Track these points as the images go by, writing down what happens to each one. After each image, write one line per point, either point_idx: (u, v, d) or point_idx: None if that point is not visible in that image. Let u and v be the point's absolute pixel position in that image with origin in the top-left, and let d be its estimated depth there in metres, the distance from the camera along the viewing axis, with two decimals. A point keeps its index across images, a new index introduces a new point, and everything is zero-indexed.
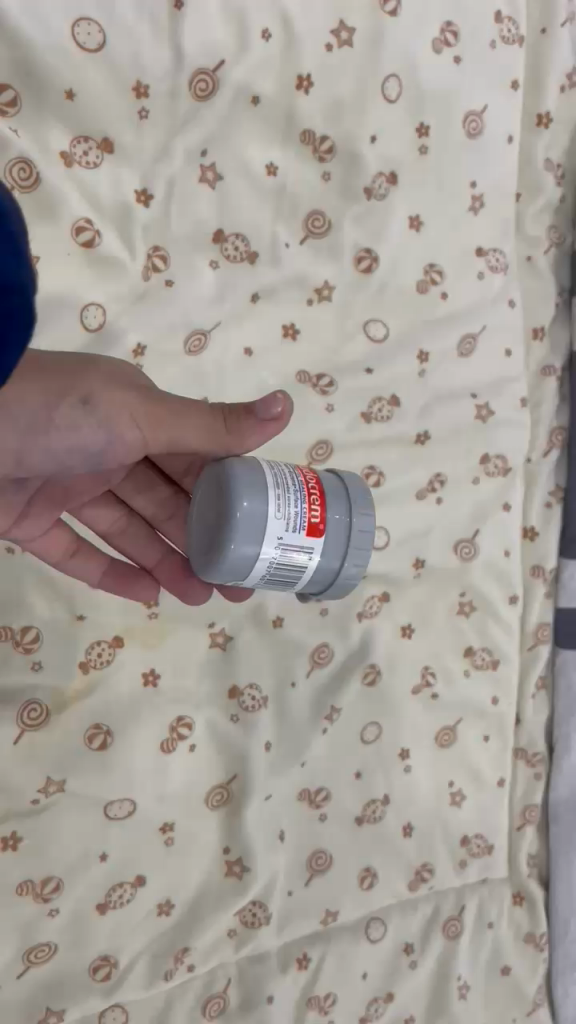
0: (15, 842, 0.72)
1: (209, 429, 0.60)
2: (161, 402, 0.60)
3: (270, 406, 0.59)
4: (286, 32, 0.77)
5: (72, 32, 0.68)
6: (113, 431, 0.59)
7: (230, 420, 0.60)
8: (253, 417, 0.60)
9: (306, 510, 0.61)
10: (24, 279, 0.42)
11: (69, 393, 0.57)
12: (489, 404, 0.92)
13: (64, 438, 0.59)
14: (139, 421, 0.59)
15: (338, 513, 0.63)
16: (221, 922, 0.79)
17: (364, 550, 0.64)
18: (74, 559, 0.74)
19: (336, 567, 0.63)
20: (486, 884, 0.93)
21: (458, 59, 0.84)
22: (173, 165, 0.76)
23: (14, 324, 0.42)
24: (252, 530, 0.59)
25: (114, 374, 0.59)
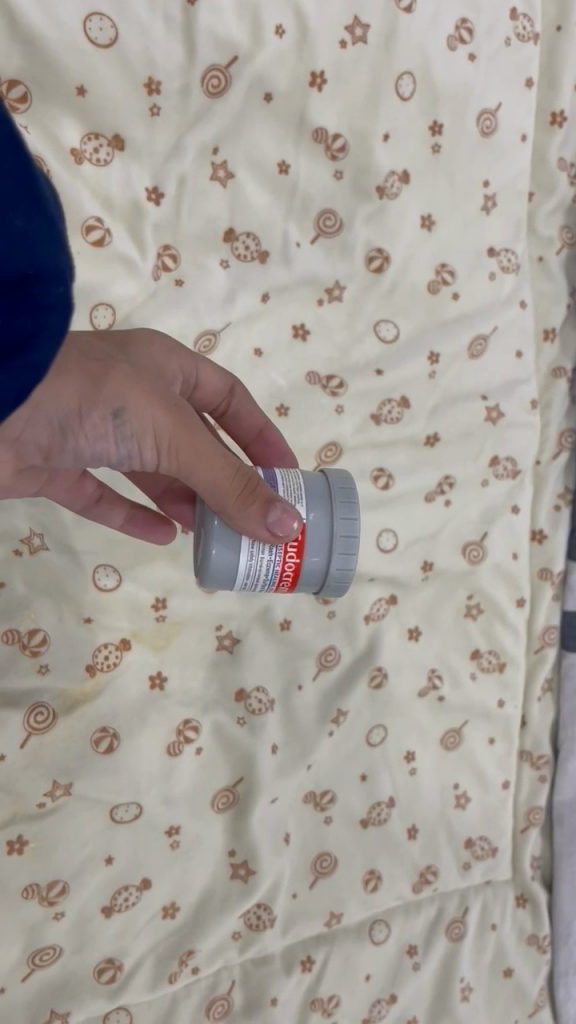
0: (21, 844, 0.71)
1: (225, 483, 0.55)
2: (187, 430, 0.54)
3: (283, 525, 0.56)
4: (300, 27, 0.75)
5: (84, 27, 0.67)
6: (133, 454, 0.53)
7: (248, 493, 0.56)
8: (266, 509, 0.56)
9: (279, 567, 0.60)
10: (64, 263, 0.40)
11: (103, 404, 0.50)
12: (499, 405, 0.91)
13: (85, 448, 0.52)
14: (161, 449, 0.53)
15: (318, 523, 0.61)
16: (226, 924, 0.78)
17: (350, 552, 0.62)
18: (98, 506, 0.72)
19: (323, 571, 0.62)
20: (490, 886, 0.92)
21: (472, 57, 0.83)
22: (184, 162, 0.75)
23: (56, 309, 0.40)
24: (220, 575, 0.59)
25: (148, 389, 0.52)
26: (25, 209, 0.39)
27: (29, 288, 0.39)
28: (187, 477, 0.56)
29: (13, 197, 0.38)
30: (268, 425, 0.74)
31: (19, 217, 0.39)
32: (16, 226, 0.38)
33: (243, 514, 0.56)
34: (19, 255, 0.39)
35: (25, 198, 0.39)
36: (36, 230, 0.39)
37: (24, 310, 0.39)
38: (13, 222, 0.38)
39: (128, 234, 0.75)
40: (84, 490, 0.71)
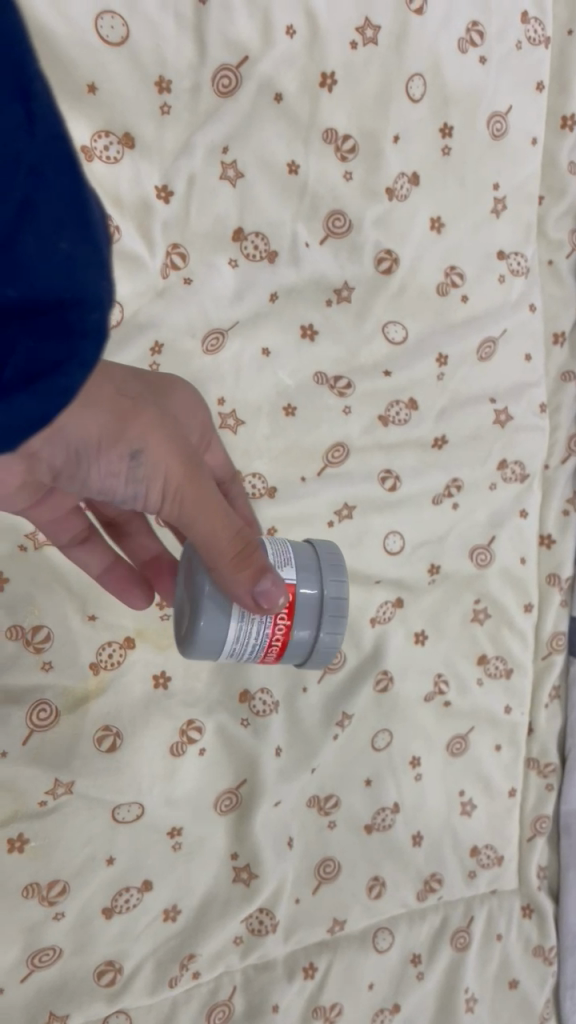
0: (21, 842, 0.70)
1: (221, 549, 0.54)
2: (199, 481, 0.54)
3: (271, 598, 0.54)
4: (310, 27, 0.75)
5: (96, 25, 0.68)
6: (140, 491, 0.53)
7: (240, 560, 0.54)
8: (256, 576, 0.54)
9: (267, 640, 0.58)
10: (105, 290, 0.36)
11: (122, 443, 0.50)
12: (508, 410, 0.91)
13: (96, 475, 0.52)
14: (168, 494, 0.54)
15: (308, 590, 0.59)
16: (228, 929, 0.78)
17: (339, 626, 0.60)
18: (80, 547, 0.71)
19: (312, 639, 0.59)
20: (496, 896, 0.91)
21: (483, 59, 0.83)
22: (194, 160, 0.75)
23: (91, 338, 0.36)
24: (213, 645, 0.57)
25: (170, 434, 0.52)
26: (70, 232, 0.35)
27: (64, 313, 0.35)
28: (186, 527, 0.55)
29: (59, 217, 0.35)
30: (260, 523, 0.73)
31: (64, 241, 0.35)
32: (57, 250, 0.34)
33: (233, 578, 0.54)
34: (57, 281, 0.35)
35: (72, 222, 0.35)
36: (80, 254, 0.35)
37: (55, 336, 0.35)
38: (58, 244, 0.34)
39: (137, 230, 0.75)
40: (71, 527, 0.70)
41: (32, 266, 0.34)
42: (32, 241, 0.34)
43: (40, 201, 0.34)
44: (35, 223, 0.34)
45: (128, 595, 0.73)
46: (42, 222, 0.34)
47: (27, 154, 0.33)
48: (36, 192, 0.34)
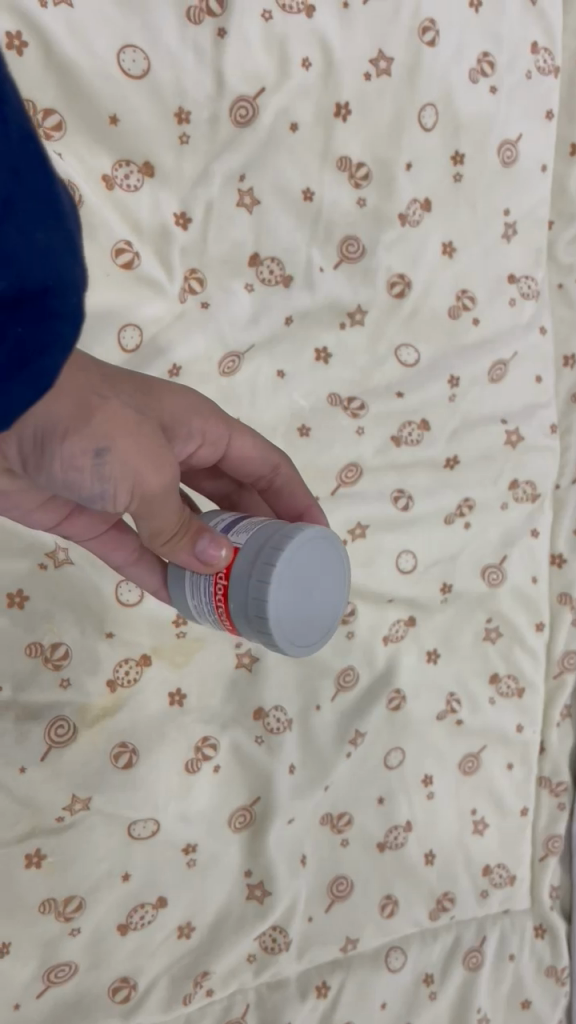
0: (39, 858, 0.71)
1: (165, 532, 0.56)
2: (165, 486, 0.53)
3: (210, 556, 0.57)
4: (325, 59, 0.77)
5: (118, 60, 0.70)
6: (106, 491, 0.51)
7: (173, 540, 0.57)
8: (196, 544, 0.57)
9: (213, 612, 0.60)
10: (78, 276, 0.38)
11: (89, 440, 0.48)
12: (519, 430, 0.93)
13: (62, 472, 0.49)
14: (135, 493, 0.52)
15: (241, 567, 0.57)
16: (242, 946, 0.78)
17: (264, 609, 0.56)
18: (137, 563, 0.70)
19: (242, 617, 0.57)
20: (508, 916, 0.91)
21: (493, 89, 0.85)
22: (212, 188, 0.77)
23: (70, 321, 0.38)
24: (184, 605, 0.63)
25: (144, 437, 0.50)
26: (46, 222, 0.37)
27: (46, 299, 0.37)
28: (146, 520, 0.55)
29: (35, 208, 0.36)
30: (316, 502, 0.74)
31: (40, 230, 0.36)
32: (36, 237, 0.36)
33: (173, 546, 0.57)
34: (38, 266, 0.36)
35: (45, 211, 0.37)
36: (56, 243, 0.37)
37: (40, 321, 0.36)
38: (35, 233, 0.36)
39: (156, 256, 0.77)
40: (120, 547, 0.69)
41: (16, 254, 0.35)
42: (13, 232, 0.35)
43: (17, 192, 0.35)
44: (15, 214, 0.35)
45: None
46: (19, 213, 0.35)
47: (5, 153, 0.35)
48: (12, 184, 0.35)
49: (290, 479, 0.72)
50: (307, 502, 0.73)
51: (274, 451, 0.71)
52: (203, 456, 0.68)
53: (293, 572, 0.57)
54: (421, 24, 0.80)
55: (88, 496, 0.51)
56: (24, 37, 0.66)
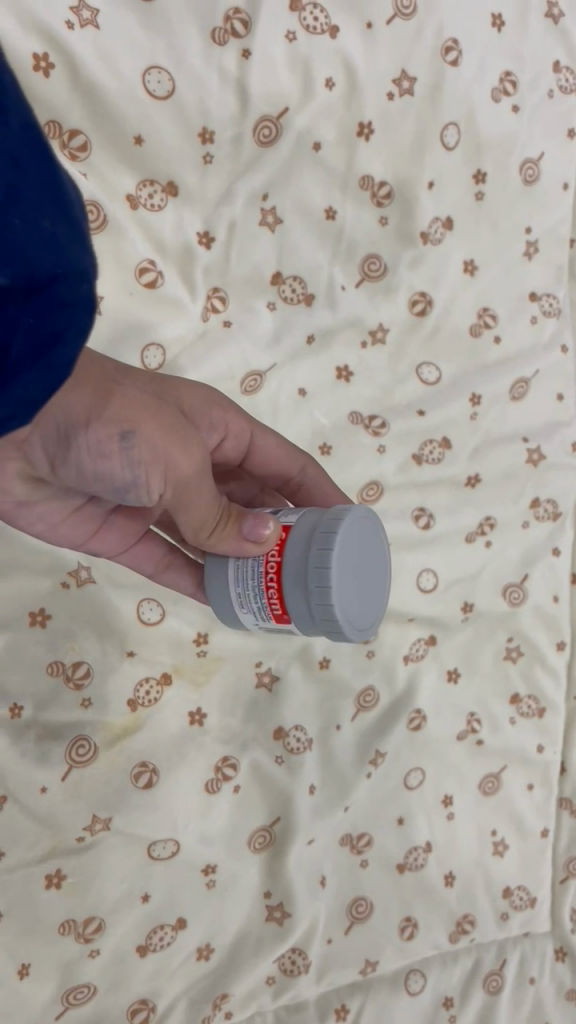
0: (58, 879, 0.70)
1: (207, 523, 0.57)
2: (196, 464, 0.53)
3: (258, 530, 0.58)
4: (349, 79, 0.77)
5: (143, 80, 0.70)
6: (138, 480, 0.51)
7: (218, 530, 0.58)
8: (238, 527, 0.58)
9: (265, 593, 0.59)
10: (87, 263, 0.38)
11: (112, 421, 0.48)
12: (540, 449, 0.92)
13: (92, 466, 0.50)
14: (169, 479, 0.52)
15: (297, 549, 0.58)
16: (261, 969, 0.76)
17: (327, 577, 0.56)
18: (167, 571, 0.71)
19: (304, 600, 0.57)
20: (529, 938, 0.89)
21: (515, 108, 0.85)
22: (235, 207, 0.77)
23: (80, 308, 0.38)
24: (229, 611, 0.63)
25: (164, 419, 0.51)
26: (51, 209, 0.37)
27: (54, 289, 0.37)
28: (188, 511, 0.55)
29: (40, 198, 0.36)
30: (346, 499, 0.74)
31: (46, 218, 0.36)
32: (42, 225, 0.36)
33: (217, 540, 0.58)
34: (44, 256, 0.36)
35: (52, 200, 0.37)
36: (61, 231, 0.37)
37: (51, 310, 0.37)
38: (41, 223, 0.36)
39: (180, 277, 0.77)
40: (149, 554, 0.70)
41: (23, 245, 0.35)
42: (18, 222, 0.35)
43: (21, 183, 0.36)
44: (21, 205, 0.35)
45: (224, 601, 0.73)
46: (25, 201, 0.36)
47: (9, 144, 0.35)
48: (17, 173, 0.35)
49: (320, 480, 0.72)
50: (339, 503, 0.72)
51: (300, 452, 0.71)
52: (227, 453, 0.68)
53: (350, 546, 0.58)
54: (444, 45, 0.80)
55: (122, 489, 0.52)
56: (50, 59, 0.67)
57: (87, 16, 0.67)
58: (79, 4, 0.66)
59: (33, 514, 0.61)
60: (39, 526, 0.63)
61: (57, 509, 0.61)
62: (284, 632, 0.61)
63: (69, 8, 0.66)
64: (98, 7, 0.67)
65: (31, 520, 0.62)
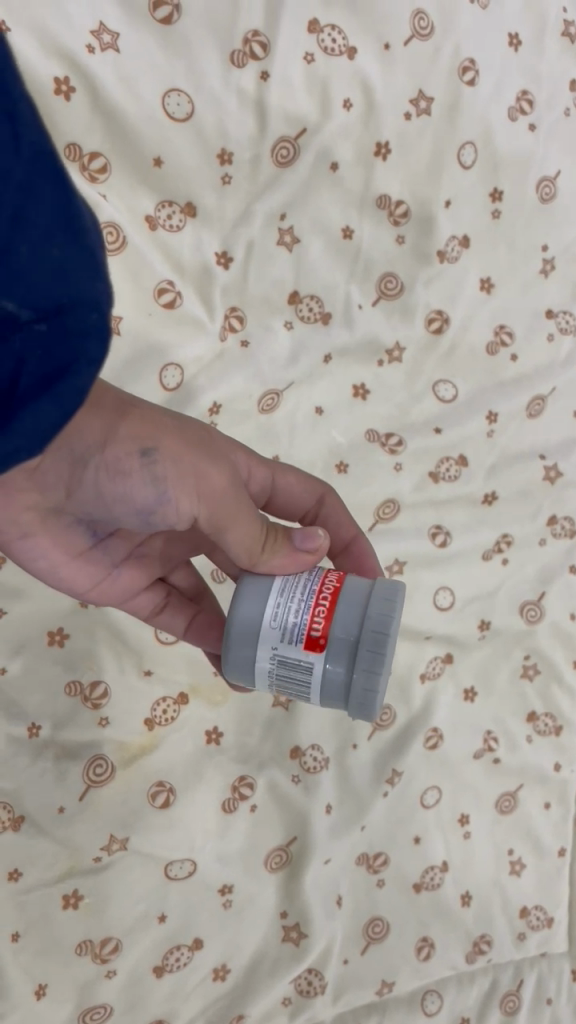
0: (76, 899, 0.70)
1: (248, 542, 0.56)
2: (225, 482, 0.54)
3: (309, 540, 0.58)
4: (366, 100, 0.78)
5: (163, 104, 0.70)
6: (165, 497, 0.51)
7: (270, 541, 0.57)
8: (289, 542, 0.58)
9: (308, 613, 0.53)
10: (101, 291, 0.38)
11: (134, 441, 0.49)
12: (557, 466, 0.92)
13: (110, 488, 0.50)
14: (199, 496, 0.52)
15: (355, 589, 0.55)
16: (277, 990, 0.74)
17: (390, 604, 0.54)
18: (162, 613, 0.70)
19: (355, 632, 0.53)
20: (546, 959, 0.87)
21: (532, 127, 0.85)
22: (253, 228, 0.78)
23: (91, 336, 0.37)
24: (245, 647, 0.54)
25: (185, 440, 0.52)
26: (62, 237, 0.37)
27: (63, 318, 0.37)
28: (222, 532, 0.55)
29: (49, 226, 0.36)
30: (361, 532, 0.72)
31: (55, 247, 0.36)
32: (49, 254, 0.36)
33: (269, 557, 0.56)
34: (52, 285, 0.36)
35: (62, 228, 0.37)
36: (71, 259, 0.37)
37: (60, 338, 0.37)
38: (49, 251, 0.36)
39: (198, 297, 0.78)
40: (148, 598, 0.69)
41: (28, 276, 0.36)
42: (24, 253, 0.36)
43: (30, 212, 0.36)
44: (26, 235, 0.36)
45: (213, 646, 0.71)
46: (32, 231, 0.36)
47: (15, 174, 0.35)
48: (25, 204, 0.35)
49: (336, 511, 0.70)
50: (354, 533, 0.71)
51: (317, 482, 0.70)
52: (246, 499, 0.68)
53: (400, 612, 0.56)
54: (461, 64, 0.80)
55: (147, 508, 0.52)
56: (71, 83, 0.67)
57: (107, 39, 0.67)
58: (100, 27, 0.67)
59: (35, 552, 0.59)
60: (38, 566, 0.61)
61: (59, 549, 0.60)
62: (302, 669, 0.53)
63: (90, 32, 0.67)
64: (119, 31, 0.67)
65: (32, 560, 0.59)
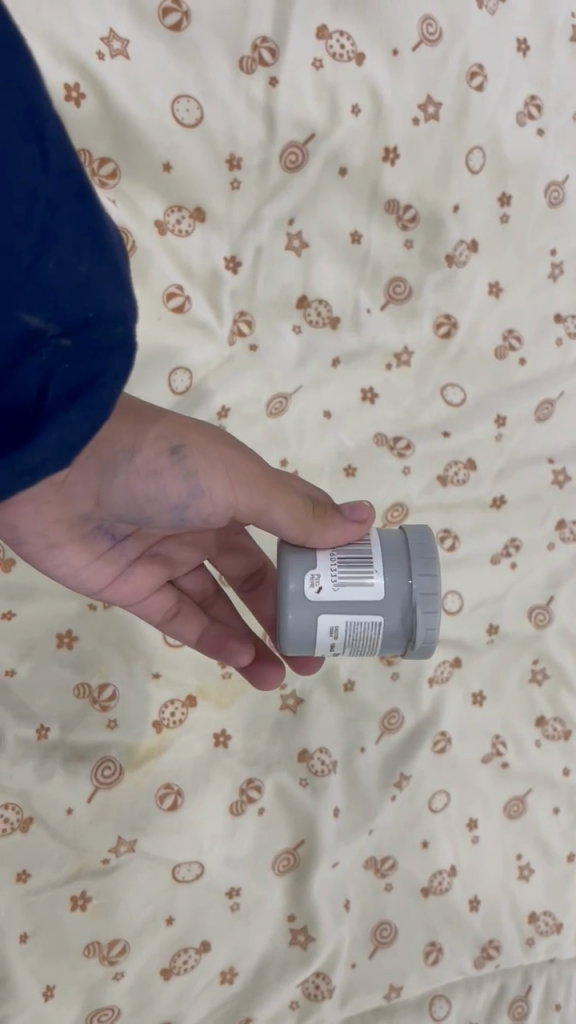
0: (84, 901, 0.70)
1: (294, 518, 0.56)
2: (253, 466, 0.56)
3: (357, 510, 0.57)
4: (375, 103, 0.78)
5: (172, 109, 0.71)
6: (199, 490, 0.54)
7: (320, 513, 0.56)
8: (339, 514, 0.57)
9: None
10: (125, 306, 0.39)
11: (164, 439, 0.52)
12: (566, 470, 0.92)
13: (139, 488, 0.53)
14: (228, 482, 0.54)
15: (393, 535, 0.58)
16: (284, 994, 0.74)
17: (431, 544, 0.57)
18: (174, 619, 0.71)
19: (407, 583, 0.55)
20: (555, 964, 0.84)
21: (541, 132, 0.85)
22: (261, 232, 0.78)
23: (118, 351, 0.38)
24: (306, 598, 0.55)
25: (211, 430, 0.55)
26: (89, 254, 0.38)
27: (91, 332, 0.38)
28: (262, 517, 0.56)
29: (77, 242, 0.37)
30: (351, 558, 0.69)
31: (82, 262, 0.37)
32: (78, 270, 0.37)
33: (322, 527, 0.56)
34: (79, 301, 0.37)
35: (90, 245, 0.38)
36: (99, 276, 0.38)
37: (86, 354, 0.37)
38: (77, 267, 0.37)
39: (207, 301, 0.79)
40: (164, 600, 0.70)
41: (55, 290, 0.36)
42: (53, 267, 0.36)
43: (58, 228, 0.36)
44: (55, 250, 0.36)
45: (229, 651, 0.71)
46: (61, 245, 0.37)
47: (45, 190, 0.36)
48: (54, 220, 0.36)
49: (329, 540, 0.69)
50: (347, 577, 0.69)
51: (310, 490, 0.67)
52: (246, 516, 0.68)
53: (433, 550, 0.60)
54: (470, 70, 0.80)
55: (180, 504, 0.54)
56: (81, 89, 0.68)
57: (118, 46, 0.68)
58: (110, 34, 0.67)
59: (57, 560, 0.59)
60: (59, 573, 0.61)
61: (81, 556, 0.59)
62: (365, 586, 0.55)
63: (100, 39, 0.67)
64: (129, 37, 0.68)
65: (55, 567, 0.59)
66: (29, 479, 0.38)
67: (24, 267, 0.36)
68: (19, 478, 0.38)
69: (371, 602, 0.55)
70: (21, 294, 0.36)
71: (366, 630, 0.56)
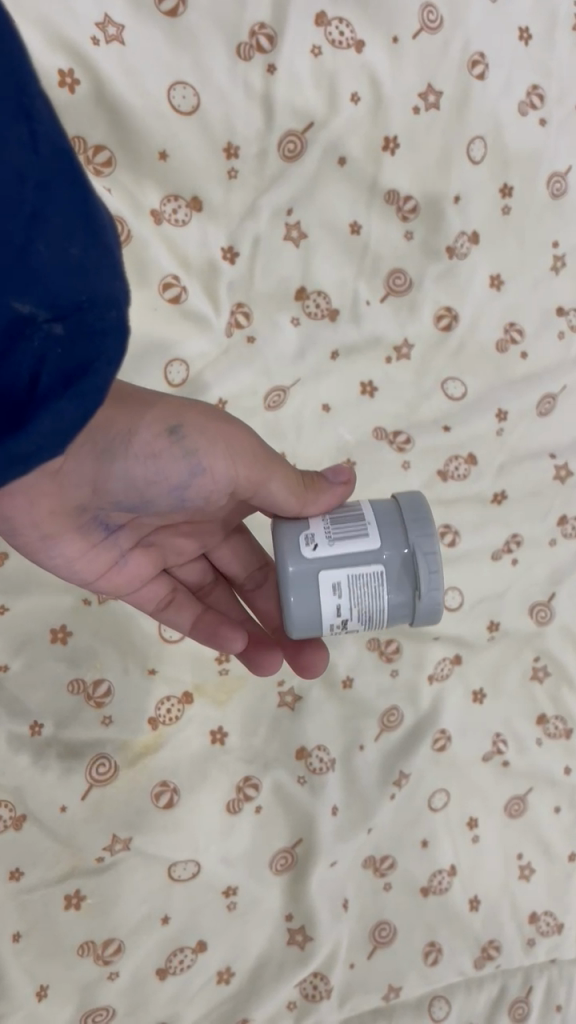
0: (78, 900, 0.70)
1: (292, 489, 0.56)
2: (248, 441, 0.56)
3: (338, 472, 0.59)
4: (374, 92, 0.77)
5: (168, 95, 0.70)
6: (199, 468, 0.54)
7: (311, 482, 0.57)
8: (326, 481, 0.58)
9: None
10: (118, 289, 0.38)
11: (161, 421, 0.53)
12: (569, 465, 0.91)
13: (138, 471, 0.53)
14: (226, 459, 0.55)
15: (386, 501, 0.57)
16: (281, 995, 0.73)
17: (424, 506, 0.56)
18: (169, 606, 0.70)
19: (408, 548, 0.54)
20: (555, 965, 0.83)
21: (543, 121, 0.84)
22: (259, 223, 0.78)
23: (111, 336, 0.37)
24: (309, 582, 0.53)
25: (206, 407, 0.56)
26: (82, 237, 0.36)
27: (83, 316, 0.37)
28: (260, 494, 0.57)
29: (69, 225, 0.36)
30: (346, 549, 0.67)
31: (74, 246, 0.36)
32: (69, 254, 0.36)
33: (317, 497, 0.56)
34: (70, 285, 0.36)
35: (82, 228, 0.36)
36: (91, 260, 0.37)
37: (79, 338, 0.36)
38: (68, 250, 0.36)
39: (204, 292, 0.78)
40: (161, 587, 0.69)
41: (46, 274, 0.35)
42: (43, 251, 0.35)
43: (49, 211, 0.35)
44: (46, 233, 0.35)
45: (221, 637, 0.69)
46: (52, 227, 0.35)
47: (35, 172, 0.35)
48: (45, 203, 0.35)
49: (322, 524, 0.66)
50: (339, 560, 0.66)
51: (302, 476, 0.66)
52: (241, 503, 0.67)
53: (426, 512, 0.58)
54: (471, 58, 0.79)
55: (181, 484, 0.55)
56: (76, 75, 0.67)
57: (113, 32, 0.67)
58: (105, 19, 0.66)
59: (54, 553, 0.58)
60: (56, 565, 0.60)
61: (77, 547, 0.59)
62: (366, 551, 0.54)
63: (95, 24, 0.66)
64: (124, 23, 0.67)
65: (51, 558, 0.58)
66: (23, 468, 0.37)
67: (15, 251, 0.35)
68: (14, 466, 0.36)
69: (370, 556, 0.53)
70: (12, 277, 0.35)
71: (373, 594, 0.54)
